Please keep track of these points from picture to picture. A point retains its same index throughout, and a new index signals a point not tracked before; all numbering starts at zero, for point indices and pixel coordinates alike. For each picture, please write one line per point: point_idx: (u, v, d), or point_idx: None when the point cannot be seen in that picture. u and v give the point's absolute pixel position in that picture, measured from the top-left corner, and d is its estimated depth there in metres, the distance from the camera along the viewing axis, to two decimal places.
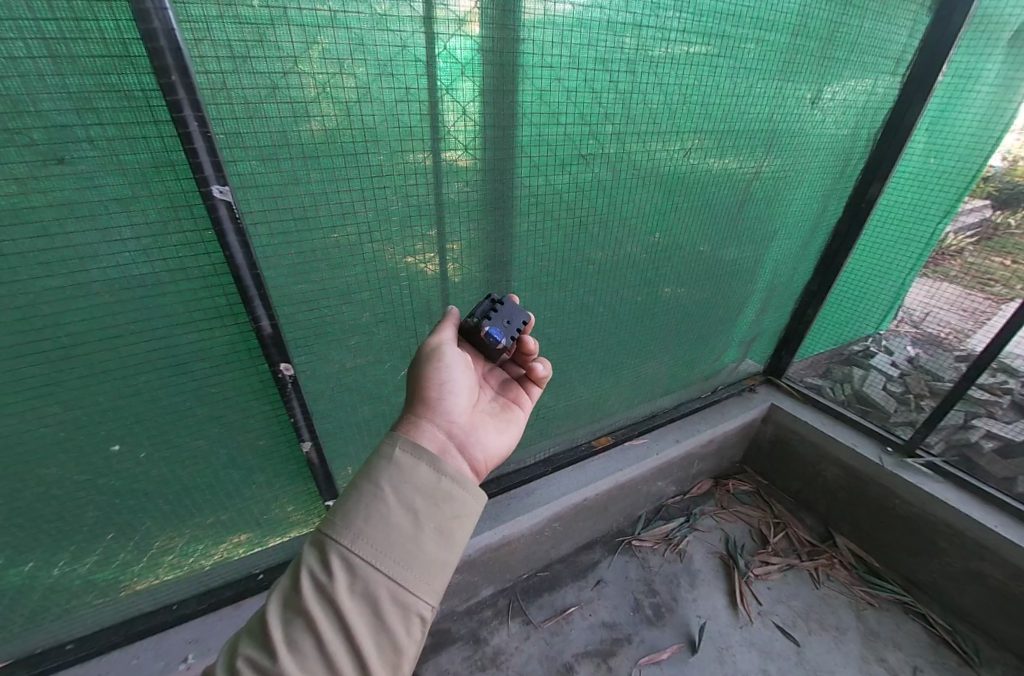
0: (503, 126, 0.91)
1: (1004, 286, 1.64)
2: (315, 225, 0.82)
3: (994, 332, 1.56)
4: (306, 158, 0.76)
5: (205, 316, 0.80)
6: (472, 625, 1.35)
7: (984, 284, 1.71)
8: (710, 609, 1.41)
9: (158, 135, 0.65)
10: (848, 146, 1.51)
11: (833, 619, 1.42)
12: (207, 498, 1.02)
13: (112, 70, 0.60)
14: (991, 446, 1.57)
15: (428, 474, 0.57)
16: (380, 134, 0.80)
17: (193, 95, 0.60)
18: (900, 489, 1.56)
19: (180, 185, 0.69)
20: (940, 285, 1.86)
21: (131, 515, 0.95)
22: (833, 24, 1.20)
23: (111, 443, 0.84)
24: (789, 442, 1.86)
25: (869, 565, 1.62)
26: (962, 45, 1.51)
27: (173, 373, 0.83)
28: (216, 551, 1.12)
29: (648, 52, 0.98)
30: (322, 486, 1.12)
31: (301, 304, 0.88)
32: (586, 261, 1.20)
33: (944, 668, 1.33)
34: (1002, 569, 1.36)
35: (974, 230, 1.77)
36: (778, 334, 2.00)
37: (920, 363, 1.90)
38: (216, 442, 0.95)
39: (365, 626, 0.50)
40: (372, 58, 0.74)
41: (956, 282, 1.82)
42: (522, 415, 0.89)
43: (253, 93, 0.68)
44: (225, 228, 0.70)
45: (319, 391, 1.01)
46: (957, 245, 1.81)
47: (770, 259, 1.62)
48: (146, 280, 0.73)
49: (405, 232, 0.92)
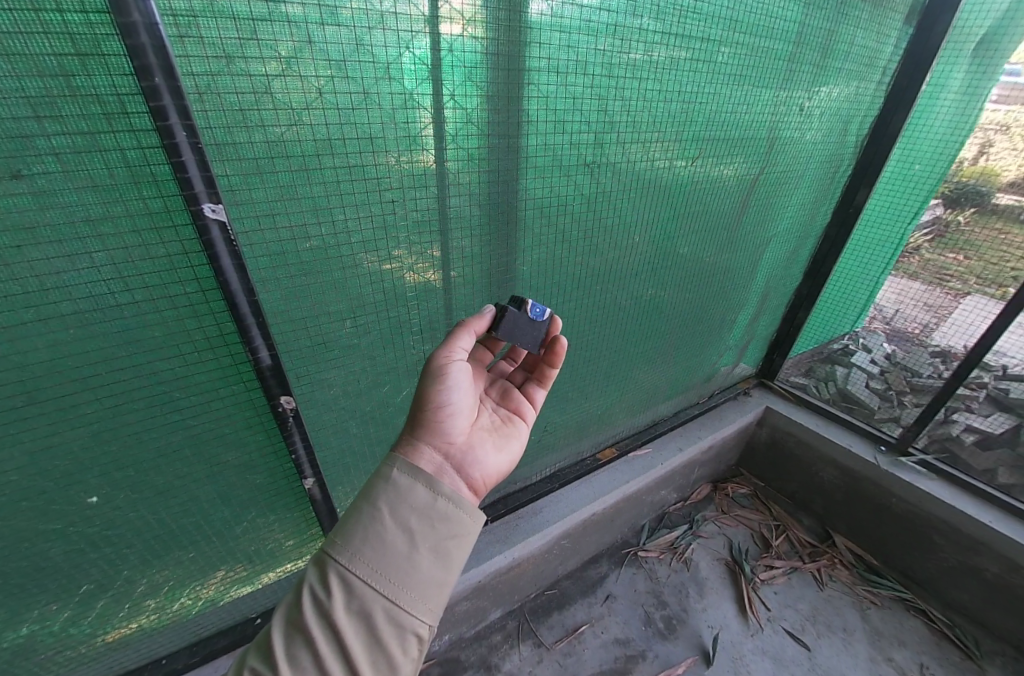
0: (511, 135, 0.88)
1: (960, 281, 1.78)
2: (319, 245, 0.76)
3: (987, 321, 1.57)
4: (306, 170, 0.70)
5: (193, 347, 0.72)
6: (481, 651, 1.30)
7: (944, 280, 1.85)
8: (721, 618, 1.42)
9: (137, 146, 0.57)
10: (837, 152, 1.54)
11: (840, 621, 1.46)
12: (195, 541, 0.93)
13: (78, 70, 0.51)
14: (971, 438, 1.64)
15: (425, 494, 0.61)
16: (385, 142, 0.75)
17: (181, 100, 0.53)
18: (897, 488, 1.63)
19: (163, 202, 0.61)
20: (909, 284, 1.93)
21: (108, 565, 0.85)
22: (825, 35, 1.23)
23: (89, 495, 0.76)
24: (784, 444, 1.91)
25: (868, 563, 1.68)
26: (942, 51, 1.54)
27: (156, 409, 0.74)
28: (203, 597, 1.03)
29: (651, 56, 0.95)
30: (325, 523, 1.04)
31: (300, 329, 0.81)
32: (590, 271, 1.18)
33: (947, 662, 1.39)
34: (999, 564, 1.43)
35: (928, 228, 1.90)
36: (769, 338, 2.04)
37: (898, 359, 1.96)
38: (206, 482, 0.87)
39: (361, 645, 0.51)
40: (376, 59, 0.69)
41: (921, 280, 1.91)
42: (526, 424, 0.86)
43: (246, 98, 0.62)
44: (218, 251, 0.62)
45: (319, 421, 0.94)
46: (914, 242, 1.94)
47: (763, 264, 1.64)
48: (125, 310, 0.65)
49: (412, 248, 0.87)
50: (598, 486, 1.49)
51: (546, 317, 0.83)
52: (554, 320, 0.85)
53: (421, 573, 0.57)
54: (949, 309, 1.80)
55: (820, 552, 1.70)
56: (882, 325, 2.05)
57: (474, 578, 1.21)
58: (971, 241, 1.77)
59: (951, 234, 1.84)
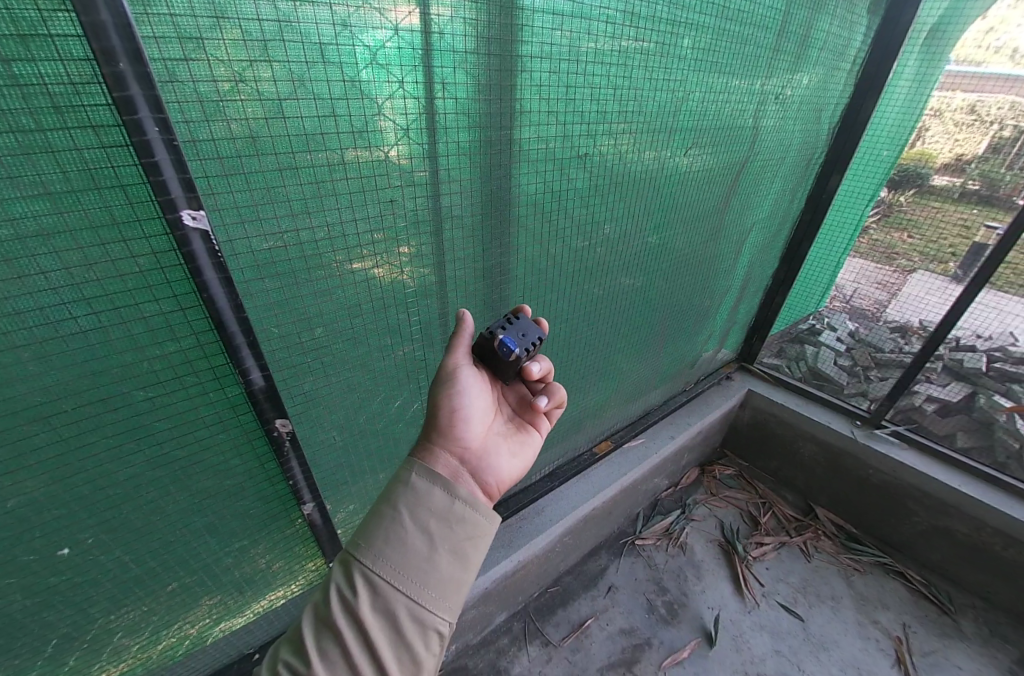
0: (505, 127, 0.84)
1: (907, 260, 1.87)
2: (310, 250, 0.70)
3: (950, 300, 1.65)
4: (289, 168, 0.63)
5: (172, 373, 0.65)
6: (490, 657, 1.31)
7: (891, 259, 1.92)
8: (720, 599, 1.51)
9: (98, 145, 0.50)
10: (813, 142, 1.64)
11: (827, 589, 1.58)
12: (187, 578, 0.86)
13: (20, 55, 0.43)
14: (932, 408, 1.77)
15: (443, 498, 0.57)
16: (376, 136, 0.69)
17: (152, 90, 0.46)
18: (871, 459, 1.75)
19: (132, 209, 0.54)
20: (865, 265, 1.97)
21: (82, 614, 0.76)
22: (805, 27, 1.27)
23: (59, 548, 0.68)
24: (766, 425, 2.02)
25: (849, 532, 1.81)
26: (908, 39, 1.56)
27: (131, 443, 0.67)
28: (192, 637, 0.95)
29: (643, 44, 0.93)
30: (326, 546, 1.01)
31: (292, 345, 0.75)
32: (583, 264, 1.15)
33: (925, 619, 1.52)
34: (968, 524, 1.57)
35: (876, 210, 1.93)
36: (748, 323, 2.12)
37: (861, 336, 2.05)
38: (195, 516, 0.80)
39: (387, 643, 0.48)
40: (364, 45, 0.63)
41: (868, 259, 1.95)
42: (542, 432, 0.78)
43: (221, 86, 0.54)
44: (202, 264, 0.57)
45: (314, 439, 0.87)
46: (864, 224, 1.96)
47: (744, 251, 1.71)
48: (88, 334, 0.57)
49: (406, 249, 0.81)
50: (596, 480, 1.51)
51: (515, 353, 0.71)
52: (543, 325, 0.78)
53: (442, 573, 0.54)
54: (899, 286, 1.88)
55: (806, 525, 1.82)
56: (842, 304, 2.11)
57: (483, 585, 1.20)
58: (914, 220, 1.88)
59: (895, 214, 1.90)
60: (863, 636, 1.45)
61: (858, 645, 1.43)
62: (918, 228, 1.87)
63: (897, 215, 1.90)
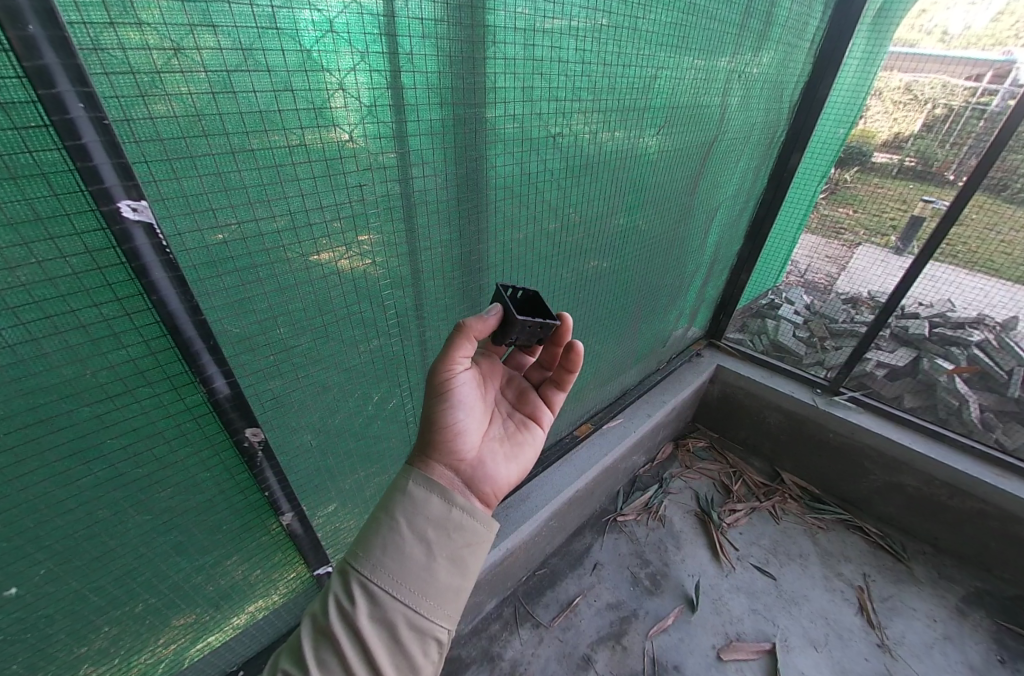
0: (477, 104, 0.80)
1: (853, 234, 1.98)
2: (272, 242, 0.65)
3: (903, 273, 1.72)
4: (235, 150, 0.57)
5: (122, 383, 0.59)
6: (482, 644, 1.32)
7: (838, 234, 2.01)
8: (699, 565, 1.59)
9: (10, 126, 0.42)
10: (775, 120, 1.70)
11: (796, 548, 1.69)
12: (159, 600, 0.81)
13: None
14: (882, 373, 1.91)
15: (440, 506, 0.55)
16: (328, 115, 0.63)
17: (72, 58, 0.40)
18: (834, 425, 1.87)
19: (59, 202, 0.47)
20: (816, 241, 2.08)
21: (36, 656, 0.69)
22: (771, 8, 1.30)
23: (5, 588, 0.61)
24: (734, 397, 2.13)
25: (812, 493, 1.94)
26: (858, 31, 1.63)
27: (81, 463, 0.60)
28: (166, 661, 0.90)
29: (614, 20, 0.91)
30: (310, 554, 0.98)
31: (257, 346, 0.70)
32: (557, 247, 1.14)
33: (882, 568, 1.66)
34: (917, 478, 1.72)
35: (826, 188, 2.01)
36: (716, 300, 2.22)
37: (818, 308, 2.14)
38: (159, 536, 0.74)
39: (385, 653, 0.46)
40: (317, 9, 0.57)
41: (816, 233, 2.07)
42: (546, 426, 0.79)
43: (154, 57, 0.48)
44: (148, 261, 0.52)
45: (290, 446, 0.83)
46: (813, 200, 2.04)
47: (714, 233, 1.80)
48: (18, 348, 0.50)
49: (374, 237, 0.76)
50: (578, 462, 1.54)
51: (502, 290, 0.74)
52: (565, 318, 0.72)
53: (441, 582, 0.52)
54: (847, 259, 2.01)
55: (773, 489, 1.94)
56: (797, 279, 2.19)
57: None
58: (857, 197, 1.93)
59: (841, 191, 1.96)
60: (829, 588, 1.57)
61: (826, 597, 1.54)
62: (861, 203, 1.93)
63: (842, 191, 1.95)
